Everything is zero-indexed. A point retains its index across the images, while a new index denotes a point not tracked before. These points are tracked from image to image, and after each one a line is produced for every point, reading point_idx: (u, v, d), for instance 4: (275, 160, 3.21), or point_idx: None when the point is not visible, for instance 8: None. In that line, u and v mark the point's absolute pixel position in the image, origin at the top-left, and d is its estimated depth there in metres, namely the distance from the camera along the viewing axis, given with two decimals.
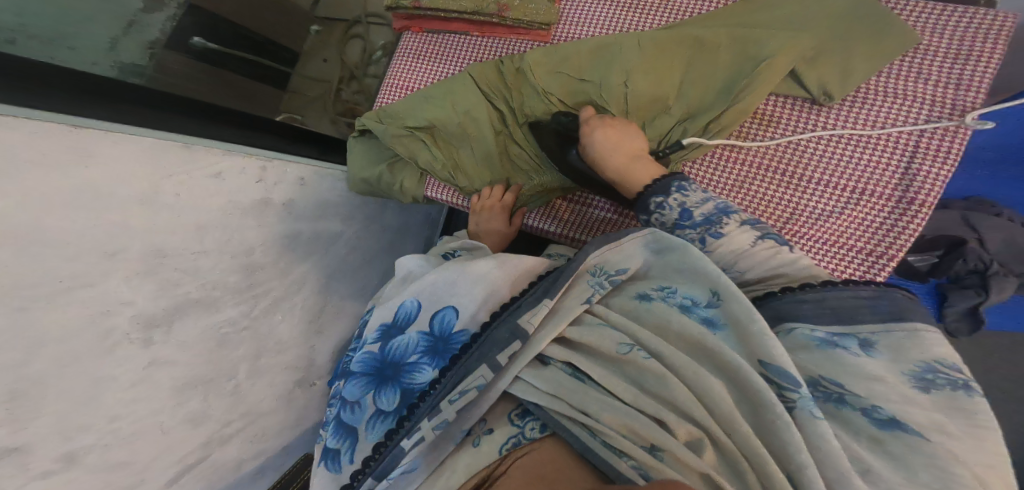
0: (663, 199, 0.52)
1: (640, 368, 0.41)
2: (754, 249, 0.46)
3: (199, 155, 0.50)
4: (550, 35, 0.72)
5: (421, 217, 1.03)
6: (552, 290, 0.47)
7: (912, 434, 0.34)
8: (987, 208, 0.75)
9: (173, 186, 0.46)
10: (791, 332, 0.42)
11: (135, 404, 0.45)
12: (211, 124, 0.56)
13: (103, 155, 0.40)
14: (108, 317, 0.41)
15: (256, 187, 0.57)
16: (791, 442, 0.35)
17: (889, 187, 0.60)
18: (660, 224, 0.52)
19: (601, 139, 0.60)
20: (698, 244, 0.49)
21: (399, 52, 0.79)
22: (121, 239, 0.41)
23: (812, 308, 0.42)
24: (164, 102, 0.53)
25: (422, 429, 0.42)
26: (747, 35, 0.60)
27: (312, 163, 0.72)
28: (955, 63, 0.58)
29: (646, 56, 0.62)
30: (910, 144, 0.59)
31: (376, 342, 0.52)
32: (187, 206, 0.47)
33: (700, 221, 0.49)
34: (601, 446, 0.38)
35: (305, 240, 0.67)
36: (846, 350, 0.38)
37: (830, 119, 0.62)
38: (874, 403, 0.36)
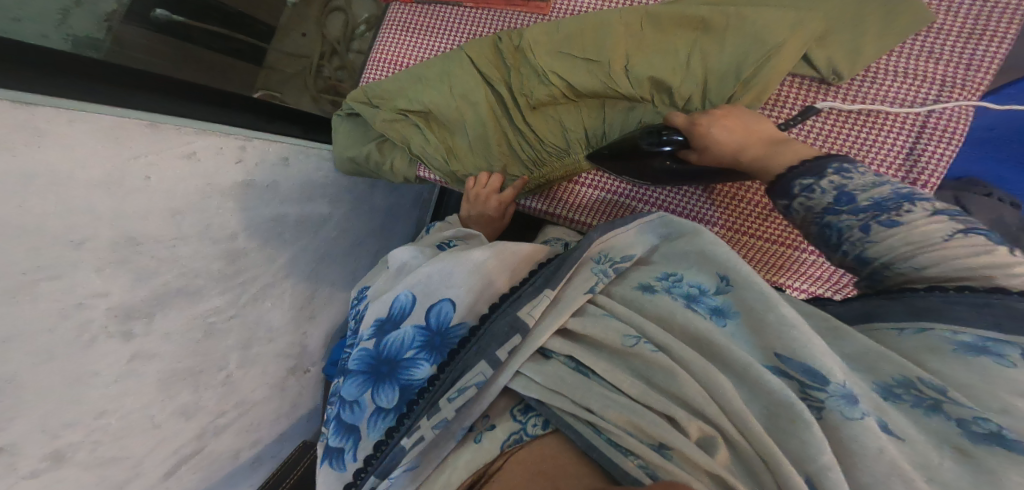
0: (813, 180, 0.40)
1: (651, 365, 0.34)
2: (948, 244, 0.34)
3: (167, 134, 0.47)
4: (549, 7, 0.65)
5: (413, 198, 0.99)
6: (554, 278, 0.39)
7: (1022, 455, 0.26)
8: (978, 188, 0.67)
9: (144, 168, 0.43)
10: (923, 332, 0.32)
11: (121, 399, 0.43)
12: (174, 101, 0.51)
13: (58, 135, 0.36)
14: (81, 310, 0.38)
15: (237, 168, 0.55)
16: (813, 440, 0.28)
17: (893, 167, 0.53)
18: (804, 208, 0.40)
19: (721, 135, 0.48)
20: (858, 233, 0.37)
21: (386, 25, 0.74)
22: (87, 226, 0.38)
23: (968, 311, 0.32)
24: (128, 75, 0.48)
25: (422, 428, 0.35)
26: (755, 12, 0.53)
27: (294, 142, 0.68)
28: (966, 43, 0.51)
29: (646, 37, 0.57)
30: (917, 123, 0.52)
31: (370, 338, 0.43)
32: (160, 189, 0.44)
33: (867, 206, 0.37)
34: (609, 446, 0.32)
35: (291, 224, 0.65)
36: (993, 358, 0.29)
37: (838, 96, 0.55)
38: (979, 415, 0.27)
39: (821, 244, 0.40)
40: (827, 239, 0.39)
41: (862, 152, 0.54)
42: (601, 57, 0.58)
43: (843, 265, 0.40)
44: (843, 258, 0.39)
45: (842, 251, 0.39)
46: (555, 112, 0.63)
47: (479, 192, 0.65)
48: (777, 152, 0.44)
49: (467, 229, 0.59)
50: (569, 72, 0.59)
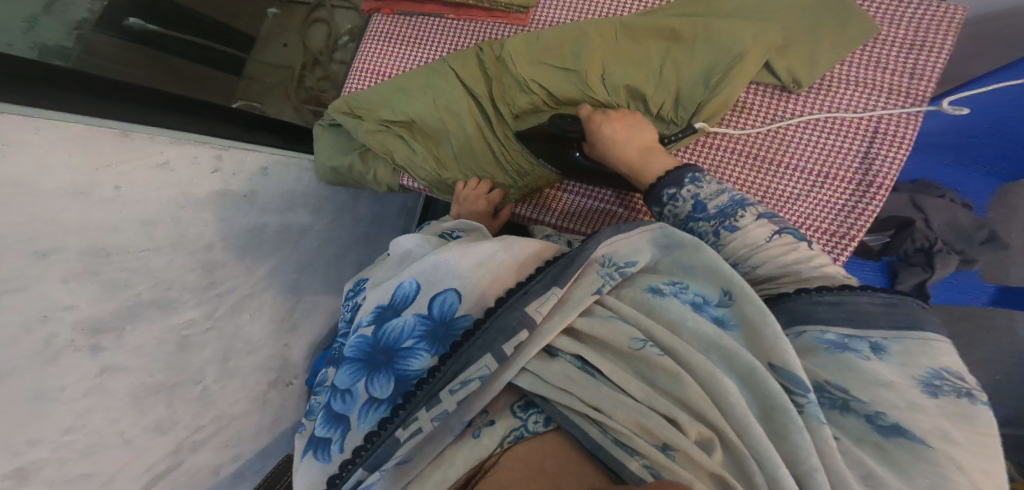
0: (676, 191, 0.48)
1: (654, 368, 0.35)
2: (769, 244, 0.42)
3: (140, 144, 0.46)
4: (528, 18, 0.66)
5: (397, 208, 0.99)
6: (562, 276, 0.40)
7: (917, 442, 0.30)
8: (932, 191, 0.71)
9: (114, 178, 0.42)
10: (799, 335, 0.38)
11: (89, 415, 0.42)
12: (153, 112, 0.51)
13: (26, 144, 0.36)
14: (47, 322, 0.37)
15: (213, 177, 0.54)
16: (803, 444, 0.31)
17: (851, 170, 0.56)
18: (673, 215, 0.48)
19: (610, 133, 0.55)
20: (710, 237, 0.45)
21: (368, 36, 0.75)
22: (54, 237, 0.37)
23: (827, 310, 0.38)
24: (98, 85, 0.48)
25: (420, 420, 0.35)
26: (722, 24, 0.55)
27: (273, 151, 0.68)
28: (908, 53, 0.54)
29: (618, 48, 0.59)
30: (870, 128, 0.55)
31: (368, 325, 0.43)
32: (131, 199, 0.43)
33: (714, 213, 0.45)
34: (614, 445, 0.33)
35: (271, 234, 0.64)
36: (856, 353, 0.34)
37: (800, 104, 0.57)
38: (877, 409, 0.32)
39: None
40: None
41: (822, 155, 0.57)
42: (579, 65, 0.59)
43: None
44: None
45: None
46: (535, 120, 0.65)
47: (470, 193, 0.66)
48: (650, 158, 0.53)
49: (469, 221, 0.59)
50: (549, 79, 0.61)
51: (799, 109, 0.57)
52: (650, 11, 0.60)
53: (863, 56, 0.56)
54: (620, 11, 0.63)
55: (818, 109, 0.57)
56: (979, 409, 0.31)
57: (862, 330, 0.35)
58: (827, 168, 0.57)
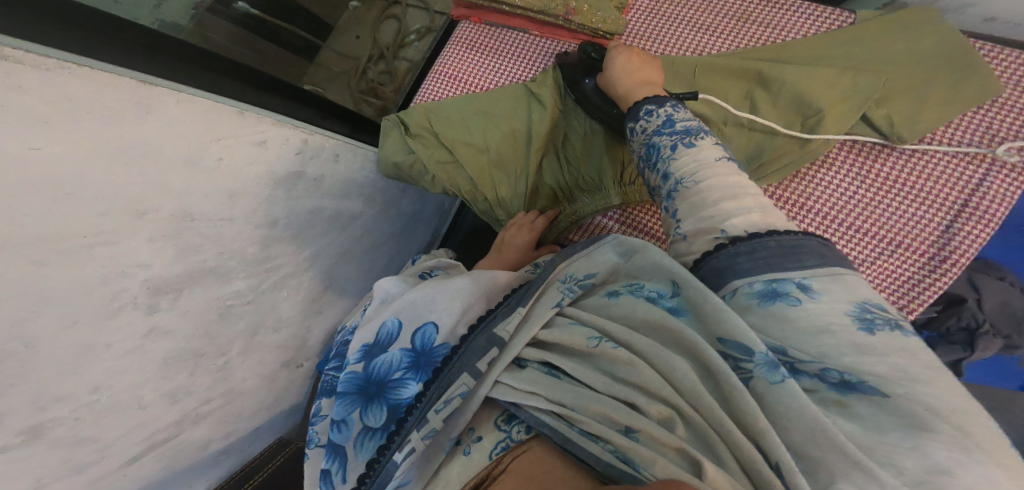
0: (655, 109, 0.50)
1: (612, 359, 0.35)
2: (718, 163, 0.42)
3: (248, 122, 0.49)
4: (612, 45, 0.67)
5: (434, 207, 1.00)
6: (524, 298, 0.41)
7: (870, 392, 0.27)
8: (992, 271, 0.69)
9: (220, 149, 0.45)
10: (733, 295, 0.35)
11: (121, 375, 0.43)
12: (254, 92, 0.54)
13: (162, 113, 0.39)
14: (121, 279, 0.39)
15: (296, 158, 0.57)
16: (749, 409, 0.29)
17: (927, 241, 0.53)
18: (642, 129, 0.50)
19: (621, 63, 0.56)
20: (669, 151, 0.46)
21: (451, 41, 0.77)
22: (154, 199, 0.39)
23: (748, 261, 0.36)
24: (212, 57, 0.50)
25: (411, 441, 0.36)
26: (821, 75, 0.54)
27: (346, 140, 0.70)
28: (1023, 124, 0.51)
29: (708, 84, 0.58)
30: (958, 200, 0.52)
31: (357, 362, 0.43)
32: (226, 171, 0.46)
33: (681, 131, 0.46)
34: (581, 437, 0.32)
35: (326, 217, 0.66)
36: (785, 302, 0.32)
37: (886, 168, 0.54)
38: (823, 366, 0.29)
39: (647, 168, 0.48)
40: (650, 159, 0.48)
41: (898, 224, 0.54)
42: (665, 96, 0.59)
43: (655, 187, 0.47)
44: (658, 180, 0.46)
45: (656, 170, 0.46)
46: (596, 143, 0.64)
47: (522, 222, 0.67)
48: (642, 87, 0.54)
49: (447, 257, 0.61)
50: None
51: (878, 172, 0.54)
52: (742, 52, 0.59)
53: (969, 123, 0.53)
54: (705, 49, 0.63)
55: (899, 175, 0.54)
56: (911, 337, 0.29)
57: (780, 269, 0.34)
58: (889, 233, 0.54)
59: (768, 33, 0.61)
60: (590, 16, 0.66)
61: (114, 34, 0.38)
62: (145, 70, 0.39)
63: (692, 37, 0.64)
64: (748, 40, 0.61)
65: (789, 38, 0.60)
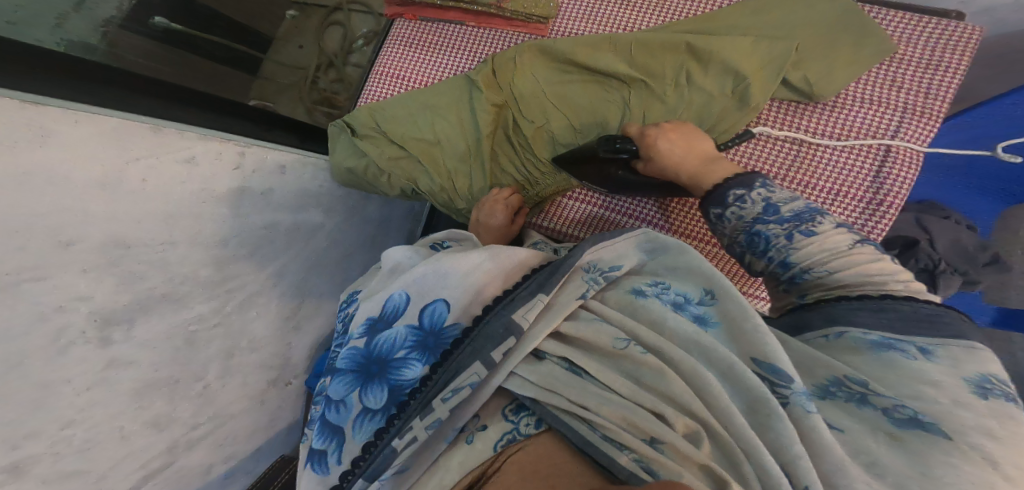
0: (744, 193, 0.42)
1: (640, 366, 0.35)
2: (854, 251, 0.38)
3: (168, 138, 0.48)
4: (548, 28, 0.68)
5: (404, 210, 0.99)
6: (548, 283, 0.40)
7: (935, 433, 0.28)
8: (939, 211, 0.76)
9: (141, 171, 0.43)
10: (840, 336, 0.35)
11: (91, 409, 0.42)
12: (176, 109, 0.52)
13: (59, 135, 0.37)
14: (61, 313, 0.38)
15: (234, 174, 0.55)
16: (785, 433, 0.30)
17: (861, 188, 0.56)
18: (737, 216, 0.42)
19: (666, 149, 0.52)
20: (783, 240, 0.39)
21: (389, 40, 0.76)
22: (78, 229, 0.38)
23: (871, 316, 0.35)
24: (113, 71, 0.48)
25: (414, 429, 0.35)
26: (739, 42, 0.56)
27: (294, 151, 0.70)
28: (926, 73, 0.55)
29: (638, 61, 0.60)
30: (882, 149, 0.56)
31: (360, 337, 0.41)
32: (153, 193, 0.44)
33: (789, 217, 0.40)
34: (603, 441, 0.33)
35: (283, 231, 0.65)
36: (899, 354, 0.32)
37: (815, 124, 0.58)
38: (897, 402, 0.30)
39: (749, 254, 0.42)
40: (753, 247, 0.41)
41: (834, 172, 0.57)
42: (605, 73, 0.62)
43: (765, 272, 0.42)
44: (770, 267, 0.41)
45: (766, 258, 0.41)
46: (546, 128, 0.64)
47: (492, 200, 0.65)
48: (712, 166, 0.48)
49: (457, 229, 0.58)
50: (566, 95, 0.63)
51: (807, 123, 0.58)
52: (667, 27, 0.61)
53: (882, 74, 0.56)
54: (635, 25, 0.65)
55: (827, 127, 0.57)
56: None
57: (907, 333, 0.33)
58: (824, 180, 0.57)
59: (692, 3, 0.63)
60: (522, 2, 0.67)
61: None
62: (26, 89, 0.37)
63: (622, 15, 0.66)
64: (676, 12, 0.63)
65: (711, 7, 0.62)
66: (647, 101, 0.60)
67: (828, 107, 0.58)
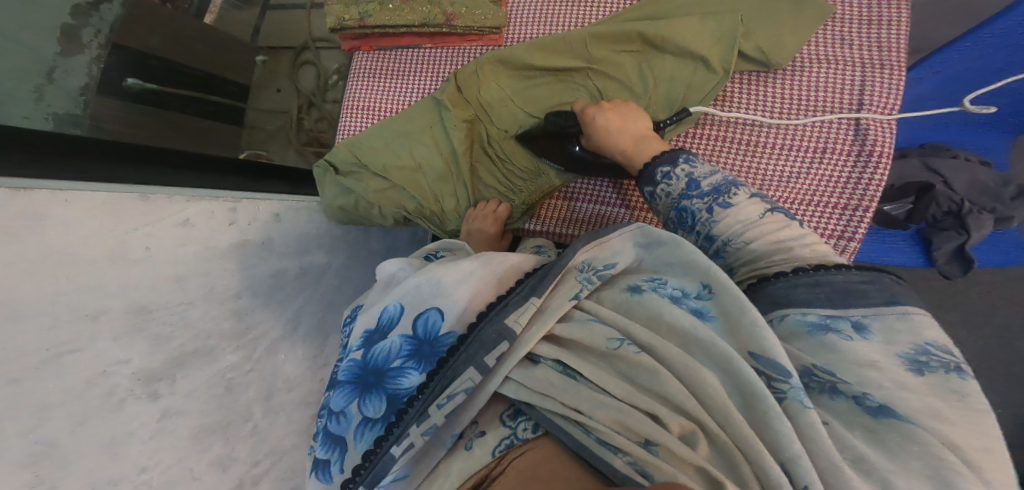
0: (670, 170, 0.49)
1: (634, 366, 0.35)
2: (765, 219, 0.42)
3: (160, 205, 0.49)
4: (502, 38, 0.69)
5: (408, 237, 1.00)
6: (540, 287, 0.39)
7: (902, 422, 0.29)
8: (944, 153, 0.77)
9: (142, 239, 0.45)
10: (782, 320, 0.37)
11: (159, 454, 0.43)
12: (156, 174, 0.54)
13: (58, 218, 0.39)
14: (106, 377, 0.40)
15: (231, 229, 0.56)
16: (781, 431, 0.31)
17: (847, 142, 0.57)
18: (665, 193, 0.49)
19: (601, 122, 0.56)
20: (705, 214, 0.45)
21: (353, 74, 0.77)
22: (100, 300, 0.40)
23: (807, 292, 0.37)
24: (74, 151, 0.49)
25: (410, 436, 0.33)
26: (685, 24, 0.58)
27: (283, 196, 0.73)
28: (871, 28, 0.56)
29: (593, 53, 0.61)
30: (856, 102, 0.56)
31: (359, 349, 0.41)
32: (161, 257, 0.46)
33: (708, 191, 0.45)
34: (597, 444, 0.33)
35: (292, 277, 0.65)
36: (837, 336, 0.33)
37: (781, 90, 0.59)
38: (862, 391, 0.31)
39: (679, 229, 0.48)
40: (683, 222, 0.47)
41: (813, 132, 0.58)
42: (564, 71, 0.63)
43: (695, 249, 0.47)
44: (697, 241, 0.46)
45: (694, 233, 0.46)
46: (519, 136, 0.66)
47: (482, 213, 0.66)
48: (645, 140, 0.53)
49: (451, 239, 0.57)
50: (532, 99, 0.65)
51: (771, 91, 0.59)
52: (613, 16, 0.62)
53: (833, 31, 0.58)
54: (584, 20, 0.66)
55: (794, 90, 0.58)
56: (970, 383, 0.30)
57: (838, 308, 0.35)
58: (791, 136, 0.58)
59: None
60: (470, 17, 0.67)
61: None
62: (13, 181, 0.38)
63: (569, 13, 0.67)
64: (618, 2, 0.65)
65: None
66: (613, 91, 0.61)
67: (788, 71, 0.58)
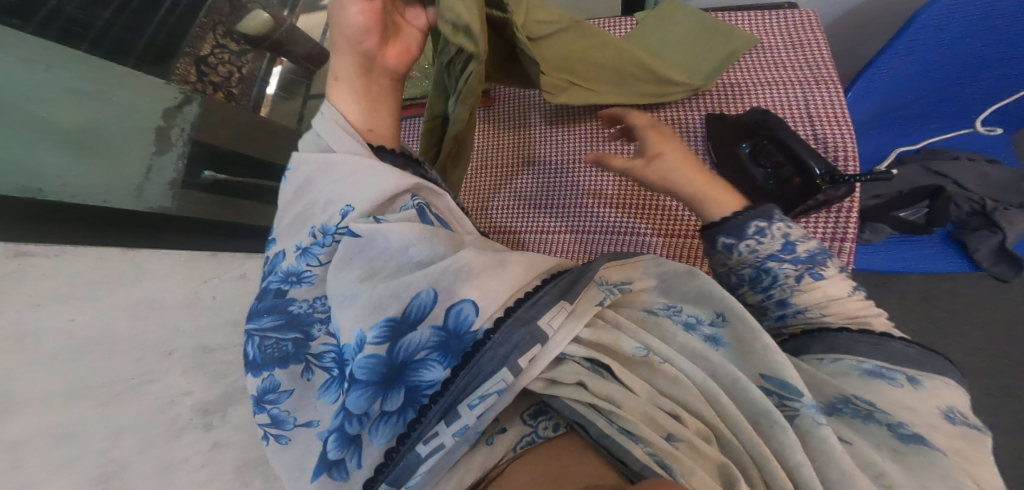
0: (767, 226, 0.47)
1: (655, 372, 0.38)
2: (848, 299, 0.45)
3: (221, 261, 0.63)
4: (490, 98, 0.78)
5: None
6: (572, 290, 0.38)
7: (931, 447, 0.34)
8: (943, 155, 0.82)
9: (210, 290, 0.58)
10: (834, 361, 0.41)
11: (206, 484, 0.49)
12: (234, 235, 0.69)
13: (154, 271, 0.53)
14: (173, 406, 0.48)
15: None
16: (787, 441, 0.34)
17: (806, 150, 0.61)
18: (751, 249, 0.47)
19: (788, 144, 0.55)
20: (792, 280, 0.46)
21: None
22: (173, 341, 0.51)
23: (867, 347, 0.41)
24: (153, 234, 0.56)
25: (440, 435, 0.34)
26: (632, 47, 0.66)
27: None
28: (799, 52, 0.64)
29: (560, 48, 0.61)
30: (805, 113, 0.62)
31: (378, 342, 0.34)
32: (222, 305, 0.59)
33: (803, 259, 0.46)
34: (619, 433, 0.35)
35: None
36: (888, 382, 0.38)
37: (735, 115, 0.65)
38: (900, 421, 0.36)
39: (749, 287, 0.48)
40: (758, 282, 0.47)
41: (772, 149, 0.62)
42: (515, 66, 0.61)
43: (755, 305, 0.49)
44: (764, 301, 0.48)
45: (767, 294, 0.47)
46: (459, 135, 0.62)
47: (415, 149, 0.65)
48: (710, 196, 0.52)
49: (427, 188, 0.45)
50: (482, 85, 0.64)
51: (691, 121, 0.67)
52: None
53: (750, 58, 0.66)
54: None
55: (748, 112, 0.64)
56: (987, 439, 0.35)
57: (895, 364, 0.40)
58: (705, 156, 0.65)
59: None
60: None
61: (69, 223, 0.48)
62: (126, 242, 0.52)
63: None
64: None
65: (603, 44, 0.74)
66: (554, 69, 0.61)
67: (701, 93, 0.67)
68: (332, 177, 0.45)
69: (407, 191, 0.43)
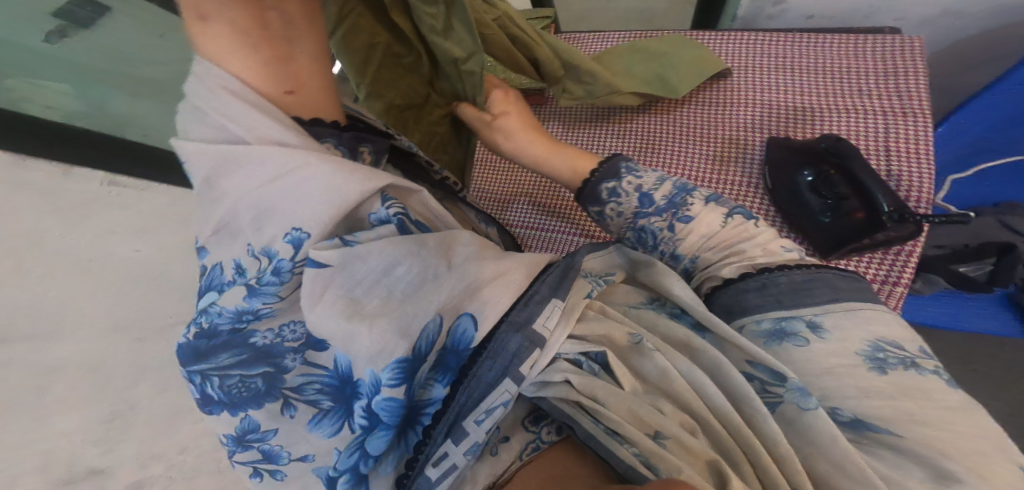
0: (614, 184, 0.51)
1: (643, 363, 0.35)
2: (726, 227, 0.45)
3: None
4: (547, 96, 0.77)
5: None
6: (563, 285, 0.35)
7: (882, 433, 0.30)
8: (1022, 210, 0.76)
9: None
10: (739, 330, 0.39)
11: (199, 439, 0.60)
12: None
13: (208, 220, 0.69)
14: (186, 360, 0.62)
15: None
16: (770, 432, 0.31)
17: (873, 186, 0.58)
18: (619, 212, 0.50)
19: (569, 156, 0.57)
20: (667, 231, 0.46)
21: None
22: None
23: (756, 296, 0.40)
24: None
25: (450, 456, 0.30)
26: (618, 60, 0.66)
27: None
28: (891, 80, 0.60)
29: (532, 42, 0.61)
30: (884, 146, 0.58)
31: (396, 386, 0.27)
32: None
33: (664, 206, 0.47)
34: (604, 433, 0.32)
35: None
36: (792, 341, 0.36)
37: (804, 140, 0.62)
38: (834, 406, 0.32)
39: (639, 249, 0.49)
40: (643, 242, 0.48)
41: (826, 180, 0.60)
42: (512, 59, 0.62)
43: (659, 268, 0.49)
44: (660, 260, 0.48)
45: (659, 252, 0.48)
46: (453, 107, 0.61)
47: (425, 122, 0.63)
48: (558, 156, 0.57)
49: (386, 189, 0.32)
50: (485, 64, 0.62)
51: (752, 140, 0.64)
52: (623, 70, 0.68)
53: (822, 80, 0.63)
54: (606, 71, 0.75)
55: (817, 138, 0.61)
56: (927, 377, 0.32)
57: (794, 310, 0.37)
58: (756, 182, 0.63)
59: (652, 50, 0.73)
60: None
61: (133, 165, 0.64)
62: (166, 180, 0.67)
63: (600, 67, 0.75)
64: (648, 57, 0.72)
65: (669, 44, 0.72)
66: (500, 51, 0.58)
67: (756, 99, 0.65)
68: (248, 180, 0.29)
69: (375, 193, 0.30)
